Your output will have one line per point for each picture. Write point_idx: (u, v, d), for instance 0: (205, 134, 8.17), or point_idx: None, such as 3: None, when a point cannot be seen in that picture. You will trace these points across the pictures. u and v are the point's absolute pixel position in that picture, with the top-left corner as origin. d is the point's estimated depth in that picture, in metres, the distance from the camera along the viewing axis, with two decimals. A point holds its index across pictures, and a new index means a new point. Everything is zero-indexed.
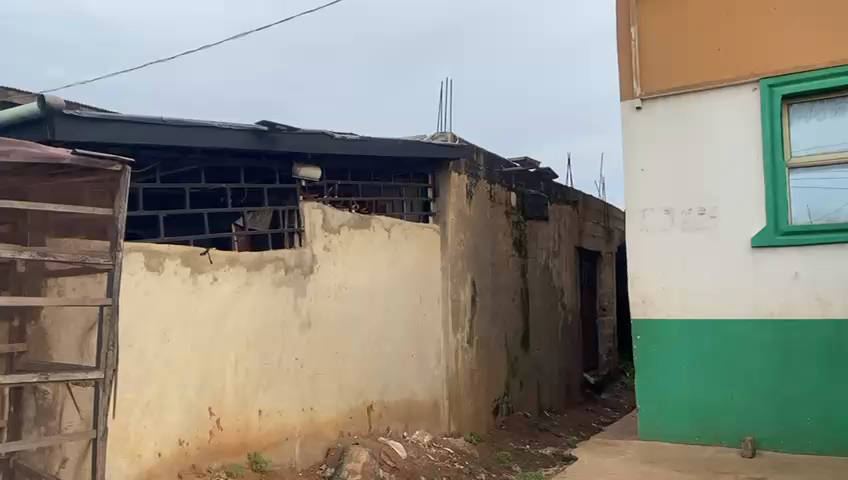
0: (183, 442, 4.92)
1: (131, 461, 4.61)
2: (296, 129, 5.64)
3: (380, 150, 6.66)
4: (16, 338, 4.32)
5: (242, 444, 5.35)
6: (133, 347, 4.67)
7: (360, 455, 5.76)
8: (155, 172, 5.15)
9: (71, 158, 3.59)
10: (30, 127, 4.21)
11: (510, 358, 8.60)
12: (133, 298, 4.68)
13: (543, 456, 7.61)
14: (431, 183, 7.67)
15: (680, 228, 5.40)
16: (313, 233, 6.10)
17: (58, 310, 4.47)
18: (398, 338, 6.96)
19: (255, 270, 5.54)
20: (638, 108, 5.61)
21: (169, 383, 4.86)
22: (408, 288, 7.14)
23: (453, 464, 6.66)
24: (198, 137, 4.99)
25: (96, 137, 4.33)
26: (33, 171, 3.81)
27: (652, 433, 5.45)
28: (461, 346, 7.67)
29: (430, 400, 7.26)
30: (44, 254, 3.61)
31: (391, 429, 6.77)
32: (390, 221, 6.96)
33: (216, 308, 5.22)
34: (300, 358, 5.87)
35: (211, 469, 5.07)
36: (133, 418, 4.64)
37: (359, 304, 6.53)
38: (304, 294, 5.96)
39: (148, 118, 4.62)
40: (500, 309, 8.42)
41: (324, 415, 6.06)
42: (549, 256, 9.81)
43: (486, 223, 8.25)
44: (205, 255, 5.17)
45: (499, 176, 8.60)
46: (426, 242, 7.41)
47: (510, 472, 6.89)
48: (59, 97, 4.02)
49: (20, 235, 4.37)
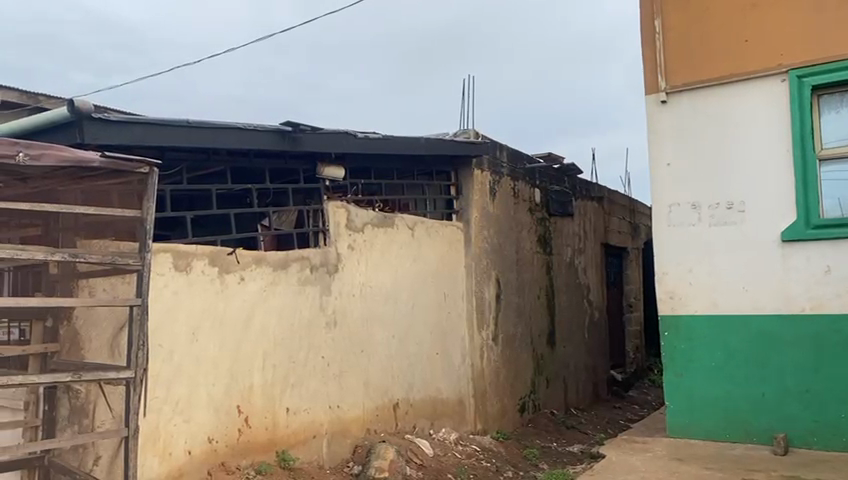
0: (213, 440, 4.98)
1: (162, 460, 4.64)
2: (319, 129, 5.68)
3: (402, 149, 6.68)
4: (50, 338, 4.45)
5: (271, 441, 5.40)
6: (162, 346, 4.71)
7: (387, 453, 5.78)
8: (182, 173, 5.21)
9: (100, 162, 3.69)
10: (59, 132, 4.28)
11: (537, 355, 8.55)
12: (161, 298, 4.71)
13: (571, 453, 7.56)
14: (454, 180, 7.68)
15: (708, 224, 5.33)
16: (337, 232, 6.12)
17: (89, 311, 4.54)
18: (422, 337, 6.96)
19: (281, 270, 5.58)
20: (663, 103, 5.55)
21: (198, 382, 4.92)
22: (433, 286, 7.14)
23: (480, 462, 6.65)
24: (223, 138, 5.03)
25: (123, 140, 4.39)
26: (63, 174, 3.88)
27: (681, 431, 5.38)
28: (486, 343, 7.64)
29: (455, 398, 7.26)
30: (75, 255, 3.69)
31: (417, 427, 6.79)
32: (413, 219, 6.97)
33: (243, 307, 5.27)
34: (326, 356, 5.91)
35: (240, 467, 5.12)
36: (164, 416, 4.69)
37: (384, 302, 6.55)
38: (330, 293, 5.98)
39: (174, 120, 4.67)
40: (525, 306, 8.39)
41: (350, 413, 6.10)
42: (574, 253, 9.74)
43: (509, 220, 8.22)
44: (232, 255, 5.22)
45: (522, 172, 8.56)
46: (449, 240, 7.41)
47: (537, 470, 6.86)
48: (88, 101, 4.07)
49: (52, 236, 4.50)
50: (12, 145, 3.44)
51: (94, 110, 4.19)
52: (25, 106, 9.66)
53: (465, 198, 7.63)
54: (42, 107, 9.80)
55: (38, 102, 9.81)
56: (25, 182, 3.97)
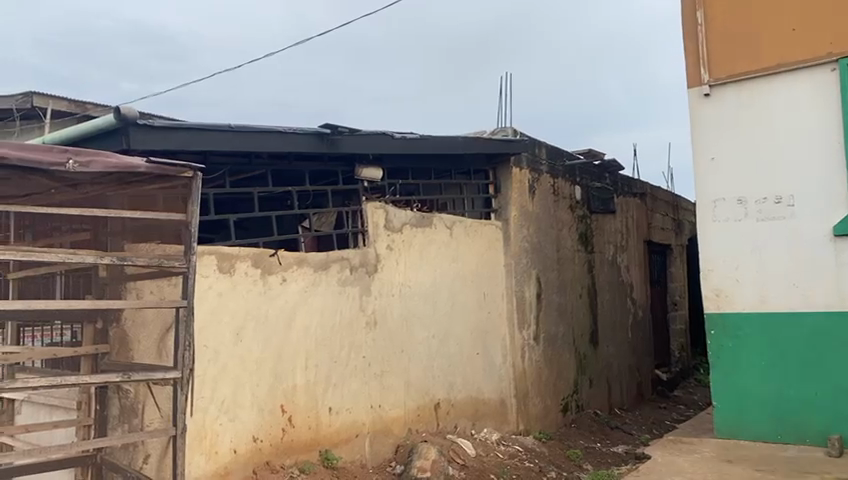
0: (258, 440, 5.05)
1: (209, 458, 4.72)
2: (357, 131, 5.71)
3: (440, 148, 6.67)
4: (101, 339, 4.62)
5: (314, 440, 5.46)
6: (207, 347, 4.79)
7: (429, 452, 5.77)
8: (224, 177, 5.29)
9: (146, 166, 3.78)
10: (106, 138, 4.38)
11: (579, 355, 8.45)
12: (206, 300, 4.80)
13: (615, 454, 7.44)
14: (492, 179, 7.65)
15: (754, 218, 5.18)
16: (376, 233, 6.14)
17: (138, 313, 4.59)
18: (462, 336, 6.93)
19: (322, 271, 5.63)
20: (706, 96, 5.43)
21: (243, 381, 5.00)
22: (472, 286, 7.11)
23: (523, 462, 6.60)
24: (264, 142, 5.09)
25: (167, 145, 4.49)
26: (111, 180, 3.98)
27: (729, 431, 5.27)
28: (527, 343, 7.59)
29: (497, 399, 7.23)
30: (123, 258, 3.78)
31: (458, 427, 6.78)
32: (451, 218, 6.95)
33: (285, 307, 5.33)
34: (367, 356, 5.94)
35: (284, 466, 5.19)
36: (210, 416, 4.77)
37: (423, 302, 6.55)
38: (369, 293, 6.01)
39: (216, 124, 4.74)
40: (566, 305, 8.29)
41: (392, 413, 6.12)
42: (616, 250, 9.59)
43: (549, 218, 8.13)
44: (274, 257, 5.28)
45: (562, 169, 8.46)
46: (488, 239, 7.38)
47: (581, 471, 6.77)
48: (133, 108, 4.17)
49: (101, 240, 4.61)
50: (62, 153, 3.53)
51: (139, 116, 4.29)
52: (74, 115, 9.97)
53: (503, 197, 7.58)
54: (90, 115, 10.09)
55: (86, 110, 10.10)
56: (75, 188, 4.08)
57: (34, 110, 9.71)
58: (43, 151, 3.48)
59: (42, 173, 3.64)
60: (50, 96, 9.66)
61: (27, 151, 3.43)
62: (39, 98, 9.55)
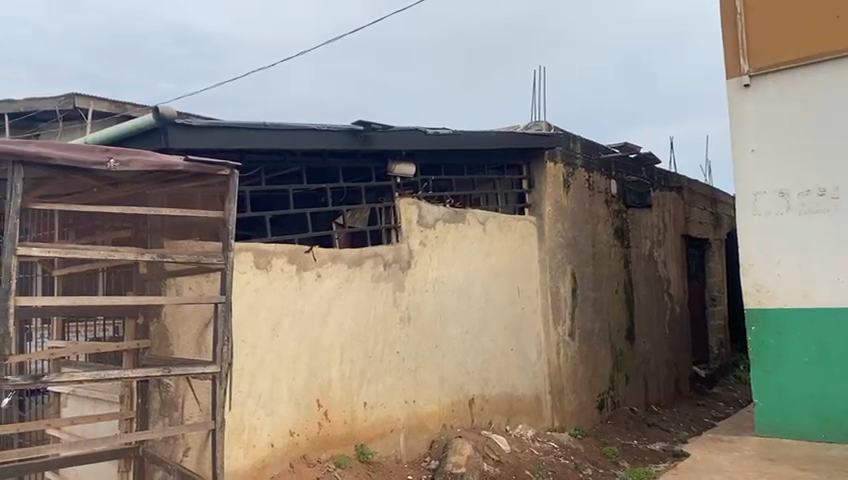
0: (294, 433, 5.12)
1: (247, 452, 4.79)
2: (390, 127, 5.72)
3: (473, 144, 6.64)
4: (142, 335, 4.72)
5: (350, 435, 5.51)
6: (245, 342, 4.86)
7: (464, 448, 5.77)
8: (260, 174, 5.36)
9: (184, 165, 3.87)
10: (145, 137, 4.46)
11: (616, 351, 8.36)
12: (244, 296, 4.87)
13: (653, 452, 7.33)
14: (526, 174, 7.60)
15: (797, 211, 5.08)
16: (409, 229, 6.15)
17: (177, 309, 4.68)
18: (496, 332, 6.91)
19: (356, 267, 5.66)
20: (746, 86, 5.34)
21: (280, 376, 5.06)
22: (506, 282, 7.08)
23: (559, 459, 6.55)
24: (298, 139, 5.13)
25: (204, 144, 4.56)
26: (151, 178, 4.06)
27: (771, 430, 5.21)
28: (562, 339, 7.53)
29: (532, 395, 7.18)
30: (163, 256, 3.85)
31: (493, 423, 6.76)
32: (484, 214, 6.92)
33: (320, 303, 5.38)
34: (401, 351, 5.96)
35: (320, 460, 5.23)
36: (248, 410, 4.84)
37: (457, 298, 6.55)
38: (403, 290, 6.02)
39: (251, 122, 4.79)
40: (602, 301, 8.19)
41: (426, 408, 6.13)
42: (653, 245, 9.45)
43: (585, 213, 8.05)
44: (309, 253, 5.32)
45: (597, 163, 8.35)
46: (522, 234, 7.33)
47: (617, 468, 6.70)
48: (172, 108, 4.23)
49: (142, 237, 4.73)
50: (103, 152, 3.62)
51: (178, 116, 4.36)
52: (114, 115, 10.19)
53: (538, 192, 7.53)
54: (129, 115, 10.31)
55: (126, 110, 10.31)
56: (117, 187, 4.17)
57: (76, 112, 9.96)
58: (86, 151, 3.56)
59: (85, 173, 3.74)
60: (92, 97, 9.89)
61: (71, 151, 3.52)
62: (81, 99, 9.79)
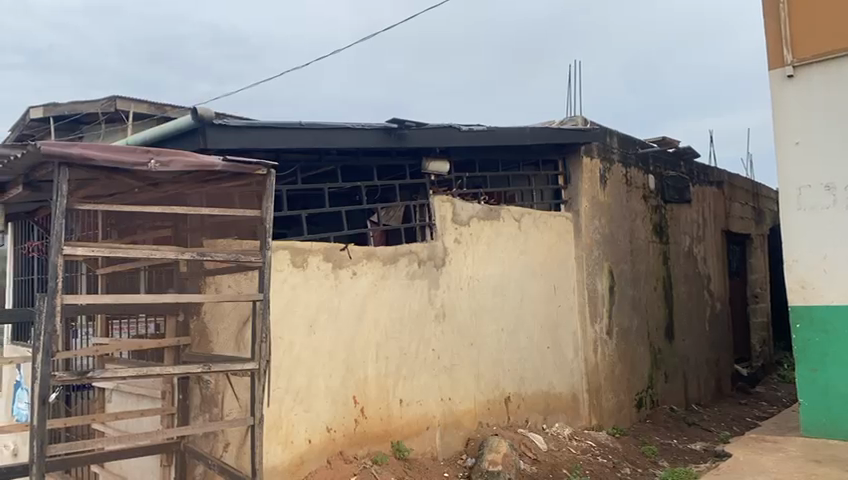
0: (331, 430, 5.16)
1: (285, 447, 4.84)
2: (425, 124, 5.73)
3: (508, 140, 6.59)
4: (182, 332, 4.79)
5: (386, 432, 5.53)
6: (282, 338, 4.92)
7: (500, 446, 5.74)
8: (296, 173, 5.41)
9: (222, 165, 3.92)
10: (183, 138, 4.53)
11: (654, 349, 8.22)
12: (281, 293, 4.92)
13: (694, 451, 7.20)
14: (562, 169, 7.51)
15: (844, 206, 4.97)
16: (444, 227, 6.13)
17: (216, 307, 4.75)
18: (532, 329, 6.87)
19: (391, 264, 5.67)
20: (789, 77, 5.23)
21: (316, 373, 5.10)
22: (542, 279, 7.02)
23: (597, 458, 6.48)
24: (333, 137, 5.16)
25: (241, 144, 4.62)
26: (190, 178, 4.13)
27: (818, 430, 5.13)
28: (599, 337, 7.44)
29: (569, 393, 7.12)
30: (203, 254, 3.91)
31: (529, 421, 6.71)
32: (519, 211, 6.87)
33: (356, 301, 5.40)
34: (436, 349, 5.96)
35: (357, 456, 5.28)
36: (285, 406, 4.90)
37: (492, 296, 6.52)
38: (438, 287, 6.02)
39: (287, 122, 4.84)
40: (641, 298, 8.07)
41: (462, 406, 6.12)
42: (693, 241, 9.27)
43: (622, 208, 7.94)
44: (344, 251, 5.35)
45: (634, 158, 8.23)
46: (558, 231, 7.26)
47: (657, 468, 6.60)
48: (210, 109, 4.30)
49: (182, 236, 4.85)
50: (145, 153, 3.68)
51: (215, 117, 4.42)
52: (153, 116, 10.39)
53: (574, 188, 7.44)
54: (167, 116, 10.51)
55: (165, 112, 10.51)
56: (157, 187, 4.25)
57: (117, 113, 10.19)
58: (128, 152, 3.64)
59: (127, 173, 3.81)
60: (132, 100, 10.11)
61: (114, 153, 3.59)
62: (122, 102, 10.02)
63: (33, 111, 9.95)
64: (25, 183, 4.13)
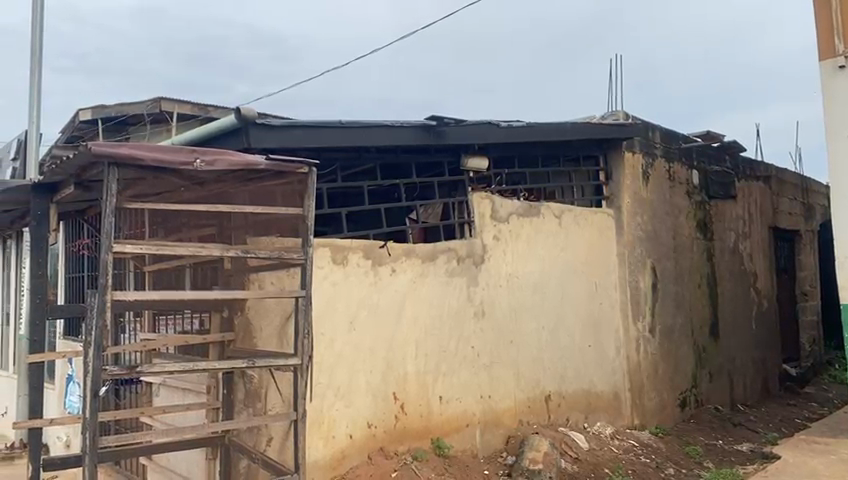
0: (372, 426, 5.20)
1: (326, 442, 4.90)
2: (464, 121, 5.73)
3: (548, 135, 6.54)
4: (227, 327, 4.91)
5: (426, 428, 5.54)
6: (324, 335, 4.97)
7: (541, 444, 5.71)
8: (336, 172, 5.46)
9: (265, 164, 3.98)
10: (226, 138, 4.61)
11: (698, 348, 8.06)
12: (322, 290, 4.98)
13: (739, 452, 7.03)
14: (603, 165, 7.41)
15: None
16: (483, 223, 6.12)
17: (260, 303, 4.83)
18: (573, 327, 6.80)
19: (430, 262, 5.67)
20: (841, 68, 5.09)
21: (357, 370, 5.14)
22: (583, 277, 6.95)
23: (639, 457, 6.38)
24: (372, 136, 5.19)
25: (283, 143, 4.69)
26: (234, 177, 4.21)
27: None
28: (642, 335, 7.33)
29: (610, 392, 7.03)
30: (247, 251, 3.98)
31: (570, 419, 6.65)
32: (560, 207, 6.81)
33: (395, 298, 5.43)
34: (476, 346, 5.95)
35: (397, 452, 5.30)
36: (327, 402, 4.95)
37: (532, 293, 6.48)
38: (477, 284, 6.01)
39: (327, 121, 4.89)
40: (684, 296, 7.92)
41: (502, 404, 6.10)
42: (738, 238, 9.05)
43: (665, 204, 7.80)
44: (384, 249, 5.37)
45: (678, 153, 8.07)
46: (599, 227, 7.17)
47: (701, 469, 6.47)
48: (252, 109, 4.38)
49: (226, 234, 4.96)
50: (190, 153, 3.76)
51: (258, 116, 4.50)
52: (197, 117, 10.58)
53: (616, 184, 7.34)
54: (210, 116, 10.69)
55: (208, 112, 10.72)
56: (202, 186, 4.34)
57: (162, 114, 10.43)
58: (174, 152, 3.72)
59: (174, 172, 3.91)
60: (176, 101, 10.33)
61: (160, 152, 3.68)
62: (166, 103, 10.24)
63: (81, 113, 10.22)
64: (76, 183, 4.26)
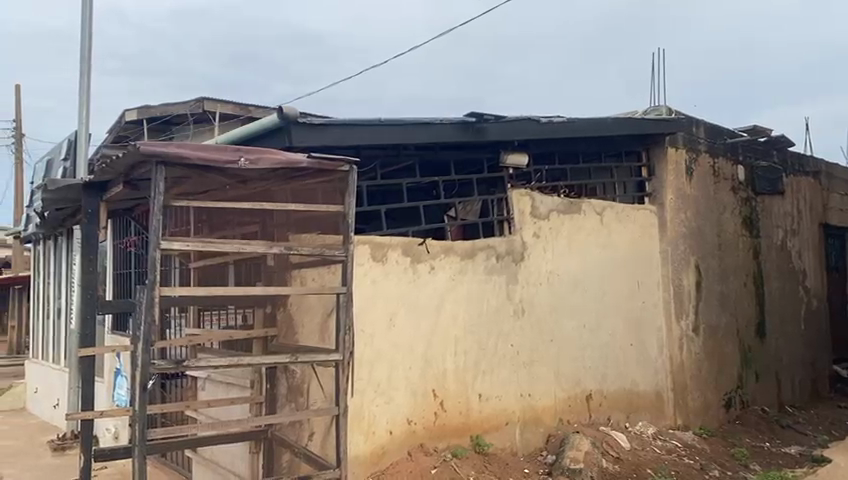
0: (412, 422, 5.22)
1: (367, 438, 4.94)
2: (503, 118, 5.71)
3: (589, 131, 6.47)
4: (270, 323, 4.98)
5: (466, 426, 5.54)
6: (364, 331, 5.02)
7: (581, 443, 5.67)
8: (375, 169, 5.49)
9: (307, 162, 4.02)
10: (269, 137, 4.69)
11: (744, 348, 7.88)
12: (362, 287, 5.02)
13: (787, 455, 6.86)
14: (645, 161, 7.31)
15: None
16: (522, 221, 6.10)
17: (302, 299, 4.90)
18: (615, 325, 6.72)
19: (469, 259, 5.67)
20: None
21: (397, 367, 5.17)
22: (624, 274, 6.86)
23: (683, 458, 6.28)
24: (412, 134, 5.21)
25: (324, 141, 4.73)
26: (276, 176, 4.27)
27: None
28: (685, 335, 7.19)
29: (653, 392, 6.92)
30: (290, 248, 4.05)
31: (611, 419, 6.57)
32: (601, 204, 6.74)
33: (435, 295, 5.44)
34: (516, 344, 5.92)
35: (437, 449, 5.31)
36: (367, 398, 4.99)
37: (572, 291, 6.41)
38: (516, 281, 5.98)
39: (367, 119, 4.93)
40: (730, 294, 7.75)
41: (542, 402, 6.05)
42: (786, 234, 8.80)
43: (710, 200, 7.64)
44: (423, 246, 5.39)
45: (723, 147, 7.89)
46: (642, 224, 7.07)
47: (747, 471, 6.32)
48: (294, 108, 4.44)
49: (269, 232, 5.02)
50: (235, 152, 3.83)
51: (300, 115, 4.56)
52: (238, 117, 10.78)
53: (659, 180, 7.22)
54: (252, 115, 10.87)
55: (249, 112, 10.91)
56: (246, 184, 4.40)
57: (205, 114, 10.66)
58: (220, 151, 3.80)
59: (219, 171, 3.98)
60: (218, 101, 10.53)
61: (206, 151, 3.76)
62: (209, 103, 10.45)
63: (127, 113, 10.48)
64: (125, 182, 4.37)
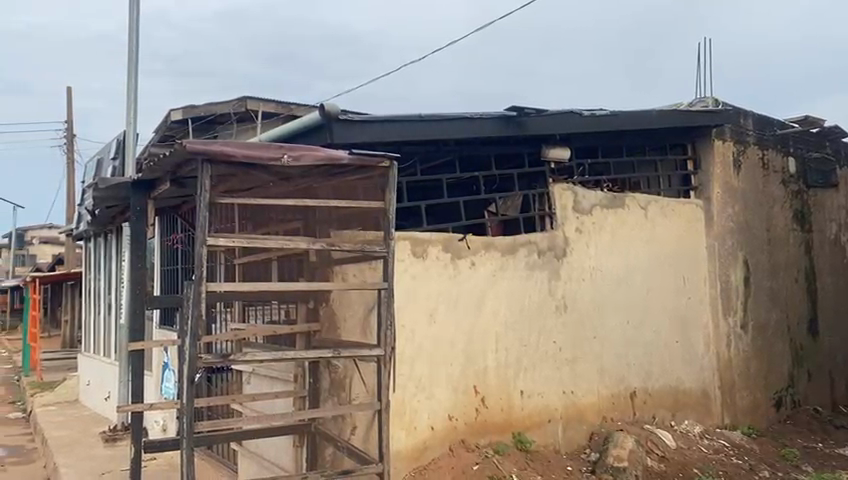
0: (453, 418, 5.21)
1: (409, 433, 4.97)
2: (545, 112, 5.65)
3: (633, 124, 6.35)
4: (312, 318, 5.03)
5: (508, 422, 5.51)
6: (405, 327, 5.04)
7: (625, 441, 5.59)
8: (415, 165, 5.49)
9: (349, 158, 4.05)
10: (310, 135, 4.73)
11: (795, 346, 7.65)
12: (403, 283, 5.04)
13: (842, 457, 6.64)
14: (691, 154, 7.14)
15: None
16: (565, 216, 6.03)
17: (344, 295, 4.94)
18: (660, 322, 6.59)
19: (510, 255, 5.63)
20: None
21: (438, 363, 5.17)
22: (669, 271, 6.72)
23: (731, 458, 6.13)
24: (452, 129, 5.20)
25: (364, 138, 4.76)
26: (318, 172, 4.31)
27: None
28: (733, 332, 7.02)
29: (699, 390, 6.77)
30: (331, 244, 4.08)
31: (657, 417, 6.44)
32: (646, 199, 6.61)
33: (475, 291, 5.42)
34: (558, 341, 5.86)
35: (479, 445, 5.29)
36: (408, 393, 5.01)
37: (616, 287, 6.32)
38: (558, 277, 5.91)
39: (407, 115, 4.94)
40: (780, 290, 7.53)
41: (585, 400, 5.98)
42: (840, 229, 8.51)
43: (759, 194, 7.43)
44: (463, 241, 5.37)
45: (772, 139, 7.65)
46: (688, 219, 6.92)
47: (799, 472, 6.14)
48: (335, 105, 4.48)
49: (311, 228, 5.07)
50: (278, 149, 3.88)
51: (341, 112, 4.59)
52: (280, 115, 10.91)
53: (705, 173, 7.06)
54: (293, 114, 11.00)
55: (290, 110, 11.04)
56: (288, 182, 4.46)
57: (248, 113, 10.82)
58: (263, 149, 3.85)
59: (262, 168, 4.04)
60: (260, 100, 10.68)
61: (249, 149, 3.82)
62: (251, 102, 10.63)
63: (173, 113, 10.72)
64: (171, 179, 4.46)
